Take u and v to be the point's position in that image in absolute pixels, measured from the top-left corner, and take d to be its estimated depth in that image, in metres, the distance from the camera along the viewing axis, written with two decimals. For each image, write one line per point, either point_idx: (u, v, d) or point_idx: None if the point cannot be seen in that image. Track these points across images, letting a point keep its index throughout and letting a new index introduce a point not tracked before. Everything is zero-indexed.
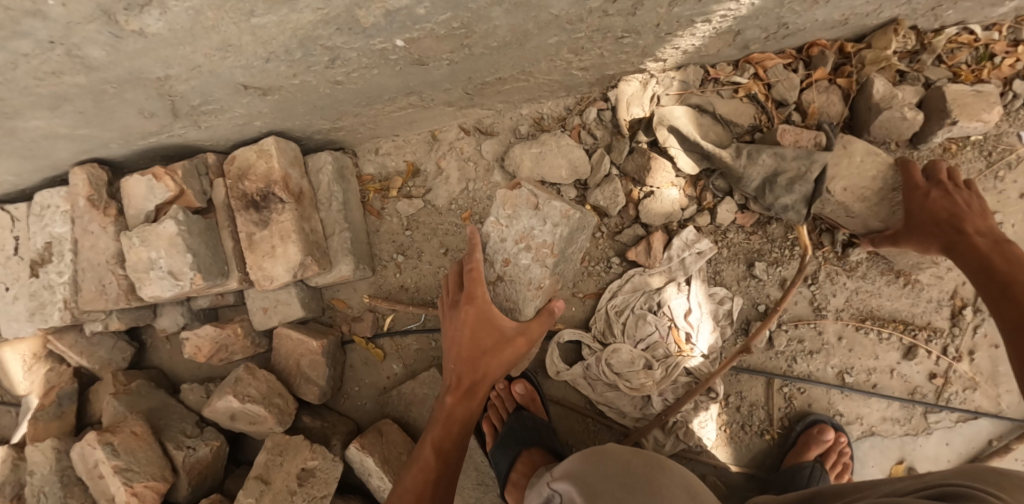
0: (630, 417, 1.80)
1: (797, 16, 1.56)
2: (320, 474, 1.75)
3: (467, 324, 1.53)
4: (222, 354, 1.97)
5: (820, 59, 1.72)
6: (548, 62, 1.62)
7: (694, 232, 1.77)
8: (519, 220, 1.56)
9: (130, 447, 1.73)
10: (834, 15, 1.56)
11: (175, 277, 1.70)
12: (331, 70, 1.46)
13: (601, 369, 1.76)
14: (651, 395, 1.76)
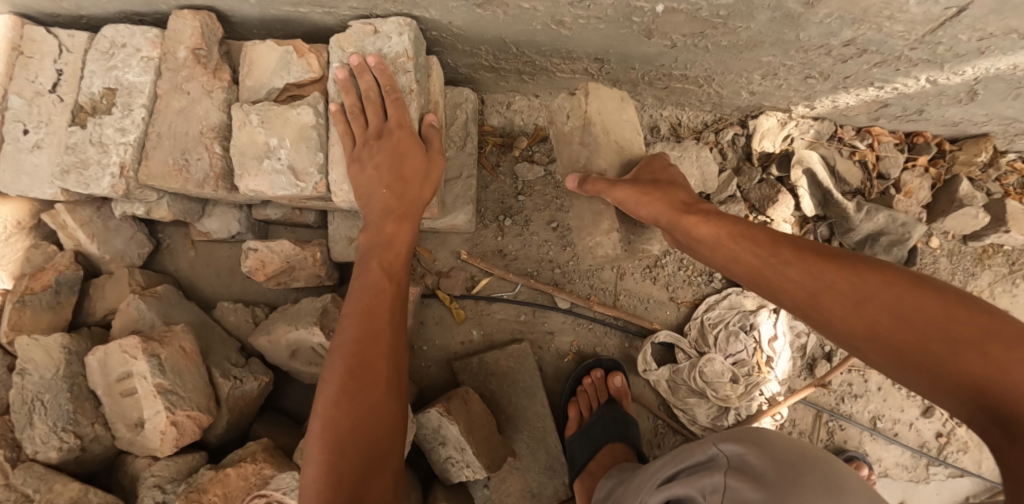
0: (698, 425, 1.83)
1: (936, 107, 1.75)
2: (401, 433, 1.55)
3: (365, 292, 1.31)
4: (285, 276, 1.68)
5: (923, 148, 1.93)
6: (735, 74, 1.67)
7: None
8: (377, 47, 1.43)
9: (178, 365, 1.40)
10: (960, 115, 1.78)
11: (296, 176, 1.44)
12: (569, 8, 1.38)
13: (692, 376, 1.79)
14: (730, 408, 1.82)
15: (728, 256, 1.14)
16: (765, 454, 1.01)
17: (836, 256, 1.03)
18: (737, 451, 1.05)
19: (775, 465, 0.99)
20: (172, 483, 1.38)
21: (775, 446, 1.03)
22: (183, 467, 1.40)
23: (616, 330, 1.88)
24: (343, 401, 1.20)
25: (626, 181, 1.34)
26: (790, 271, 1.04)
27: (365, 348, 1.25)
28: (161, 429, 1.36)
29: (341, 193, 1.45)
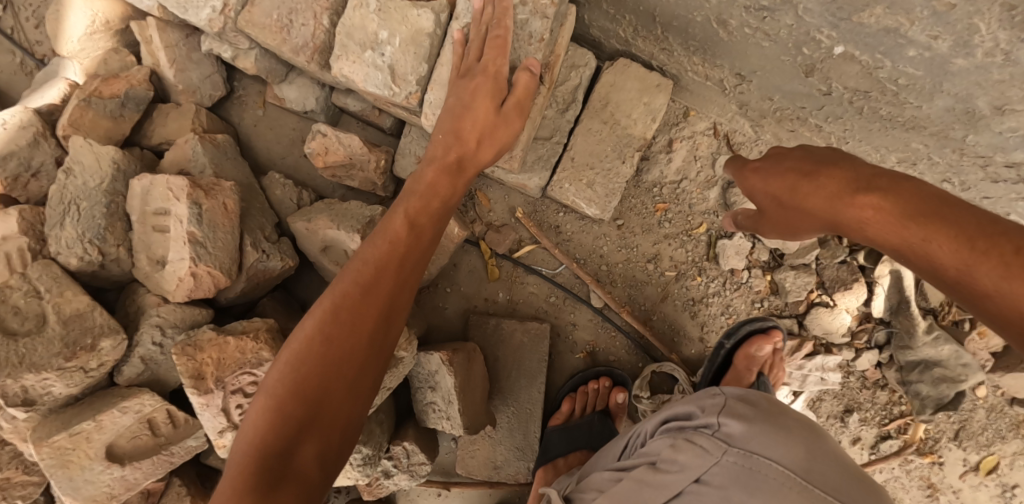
0: None
1: None
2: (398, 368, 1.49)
3: (387, 240, 1.11)
4: (342, 171, 1.64)
5: None
6: (870, 148, 1.51)
7: (833, 360, 1.77)
8: None
9: (214, 219, 1.37)
10: None
11: (393, 78, 1.34)
12: (741, 11, 1.24)
13: None
14: None
15: (823, 211, 0.91)
16: (777, 405, 1.00)
17: (956, 211, 0.80)
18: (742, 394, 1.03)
19: (779, 415, 0.97)
20: (173, 328, 1.39)
21: (794, 413, 1.00)
22: (188, 318, 1.41)
23: (636, 348, 1.81)
24: (309, 381, 0.98)
25: (744, 177, 1.09)
26: (901, 240, 0.83)
27: (360, 326, 1.04)
28: (180, 276, 1.35)
29: (430, 114, 1.36)
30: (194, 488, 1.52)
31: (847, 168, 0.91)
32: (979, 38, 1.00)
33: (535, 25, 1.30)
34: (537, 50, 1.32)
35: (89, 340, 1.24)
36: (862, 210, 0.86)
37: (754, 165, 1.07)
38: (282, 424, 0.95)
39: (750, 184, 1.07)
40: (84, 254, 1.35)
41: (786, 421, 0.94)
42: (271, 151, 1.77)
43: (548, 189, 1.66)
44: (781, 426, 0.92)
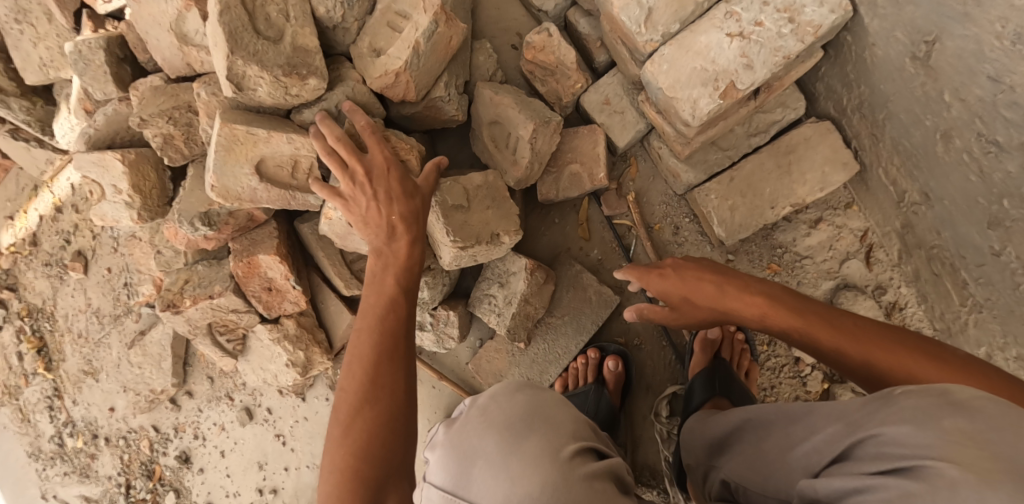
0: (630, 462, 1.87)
1: None
2: (485, 249, 1.63)
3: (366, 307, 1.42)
4: (542, 72, 1.78)
5: None
6: (996, 330, 1.51)
7: None
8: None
9: (436, 42, 1.54)
10: None
11: (645, 19, 1.45)
12: (972, 134, 1.28)
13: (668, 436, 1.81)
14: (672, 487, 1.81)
15: (754, 307, 1.26)
16: (529, 408, 1.08)
17: (855, 320, 1.16)
18: (505, 387, 1.14)
19: (498, 413, 1.07)
20: (352, 106, 1.58)
21: (545, 409, 1.09)
22: (368, 106, 1.61)
23: (673, 368, 1.87)
24: (364, 347, 1.35)
25: (653, 277, 1.39)
26: (826, 337, 1.16)
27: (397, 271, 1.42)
28: (387, 70, 1.54)
29: (654, 65, 1.48)
30: (282, 236, 1.73)
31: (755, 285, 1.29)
32: None
33: (788, 45, 1.39)
34: (776, 67, 1.41)
35: (304, 73, 1.46)
36: (784, 314, 1.23)
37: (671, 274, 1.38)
38: (371, 368, 1.32)
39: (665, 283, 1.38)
40: (330, 10, 1.55)
41: (467, 430, 1.06)
42: (489, 24, 1.94)
43: (693, 191, 1.75)
44: (458, 440, 1.06)
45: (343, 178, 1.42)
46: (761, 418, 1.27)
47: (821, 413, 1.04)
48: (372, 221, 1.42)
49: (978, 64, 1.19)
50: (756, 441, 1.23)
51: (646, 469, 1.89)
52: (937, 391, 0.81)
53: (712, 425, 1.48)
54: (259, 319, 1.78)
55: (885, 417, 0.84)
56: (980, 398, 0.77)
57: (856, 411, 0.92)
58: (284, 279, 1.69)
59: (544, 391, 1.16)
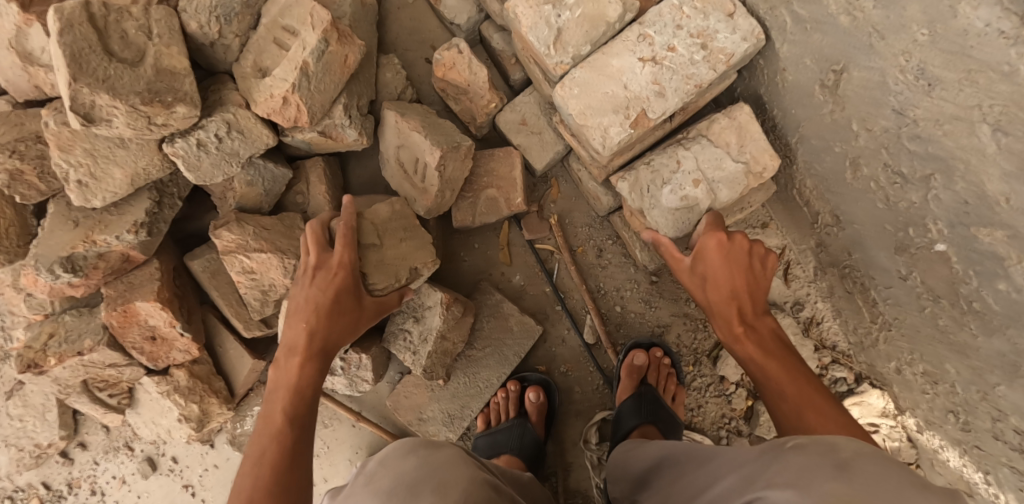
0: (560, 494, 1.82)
1: None
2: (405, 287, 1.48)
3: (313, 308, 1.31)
4: (453, 90, 1.67)
5: None
6: (905, 346, 1.54)
7: None
8: (723, 20, 1.32)
9: (328, 63, 1.40)
10: None
11: (555, 40, 1.36)
12: (881, 162, 1.27)
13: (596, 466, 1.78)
14: None
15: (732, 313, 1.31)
16: (418, 470, 0.88)
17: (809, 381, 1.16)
18: (399, 450, 0.95)
19: (385, 478, 0.87)
20: (237, 133, 1.43)
21: (438, 470, 0.89)
22: (254, 133, 1.45)
23: (600, 394, 1.83)
24: (293, 395, 1.24)
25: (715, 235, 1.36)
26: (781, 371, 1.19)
27: (313, 332, 1.30)
28: (273, 93, 1.39)
29: (565, 89, 1.39)
30: (167, 277, 1.55)
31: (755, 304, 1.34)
32: None
33: (700, 73, 1.34)
34: (688, 95, 1.35)
35: (169, 99, 1.28)
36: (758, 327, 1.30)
37: (319, 235, 1.38)
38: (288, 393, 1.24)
39: (707, 256, 1.36)
40: (205, 25, 1.37)
41: None
42: (400, 37, 1.82)
43: (613, 213, 1.70)
44: None
45: (707, 245, 1.36)
46: (676, 454, 1.15)
47: (720, 469, 0.91)
48: (326, 269, 1.34)
49: (884, 95, 1.17)
50: (665, 485, 1.12)
51: (577, 495, 1.82)
52: (823, 447, 0.74)
53: (631, 460, 1.33)
54: (146, 371, 1.60)
55: (772, 468, 0.76)
56: (860, 455, 0.70)
57: (754, 462, 0.82)
58: (169, 327, 1.51)
59: (440, 450, 0.97)
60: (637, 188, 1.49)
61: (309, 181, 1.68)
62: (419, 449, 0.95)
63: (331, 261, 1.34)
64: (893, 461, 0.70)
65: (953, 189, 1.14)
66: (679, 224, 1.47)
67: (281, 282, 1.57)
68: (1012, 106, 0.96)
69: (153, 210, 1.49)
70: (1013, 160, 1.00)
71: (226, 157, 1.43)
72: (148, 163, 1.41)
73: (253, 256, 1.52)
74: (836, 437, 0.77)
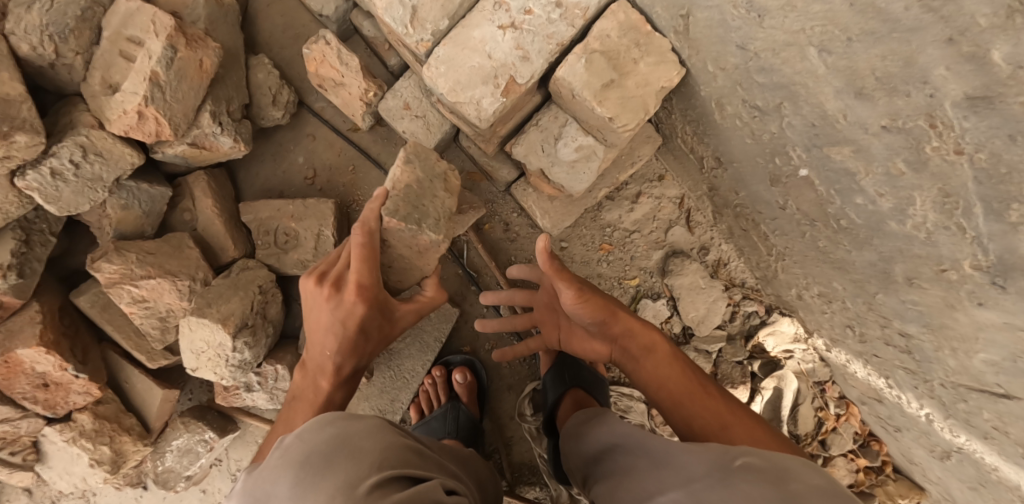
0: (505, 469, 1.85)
1: (903, 439, 1.72)
2: None
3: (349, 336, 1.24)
4: (329, 83, 1.63)
5: (870, 453, 1.85)
6: (799, 272, 1.61)
7: None
8: None
9: (181, 72, 1.34)
10: (915, 463, 1.74)
11: (411, 18, 1.35)
12: (741, 98, 1.31)
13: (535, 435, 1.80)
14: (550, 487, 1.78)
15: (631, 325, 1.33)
16: (331, 443, 0.84)
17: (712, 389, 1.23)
18: (315, 422, 0.89)
19: (300, 452, 0.82)
20: (95, 156, 1.36)
21: (353, 443, 0.85)
22: (115, 153, 1.38)
23: (530, 365, 1.86)
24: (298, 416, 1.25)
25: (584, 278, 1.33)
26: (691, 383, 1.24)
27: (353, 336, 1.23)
28: (126, 109, 1.32)
29: (432, 69, 1.38)
30: (51, 320, 1.46)
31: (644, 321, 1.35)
32: (918, 207, 1.10)
33: (559, 31, 1.34)
34: (553, 54, 1.35)
35: (5, 128, 1.21)
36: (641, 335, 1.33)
37: (368, 252, 1.21)
38: (327, 392, 1.25)
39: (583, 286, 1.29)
40: (38, 46, 1.30)
41: (262, 474, 0.81)
42: (272, 36, 1.76)
43: (512, 186, 1.71)
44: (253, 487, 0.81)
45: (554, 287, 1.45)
46: (627, 442, 1.19)
47: (672, 466, 0.97)
48: (364, 283, 1.20)
49: (726, 33, 1.21)
50: (618, 470, 1.15)
51: (524, 468, 1.85)
52: (776, 474, 0.81)
53: (587, 437, 1.36)
54: (47, 421, 1.51)
55: (727, 491, 0.81)
56: (811, 489, 0.77)
57: (699, 481, 0.88)
58: (59, 370, 1.44)
59: (358, 419, 0.92)
60: (533, 149, 1.51)
61: (193, 196, 1.61)
62: (340, 418, 0.91)
63: (352, 251, 1.21)
64: (842, 494, 0.77)
65: (801, 114, 1.19)
66: (579, 175, 1.49)
67: (178, 305, 1.51)
68: (828, 25, 1.01)
69: (21, 250, 1.40)
70: (842, 78, 1.05)
71: (88, 183, 1.36)
72: (3, 201, 1.33)
73: (141, 283, 1.46)
74: (787, 458, 0.84)
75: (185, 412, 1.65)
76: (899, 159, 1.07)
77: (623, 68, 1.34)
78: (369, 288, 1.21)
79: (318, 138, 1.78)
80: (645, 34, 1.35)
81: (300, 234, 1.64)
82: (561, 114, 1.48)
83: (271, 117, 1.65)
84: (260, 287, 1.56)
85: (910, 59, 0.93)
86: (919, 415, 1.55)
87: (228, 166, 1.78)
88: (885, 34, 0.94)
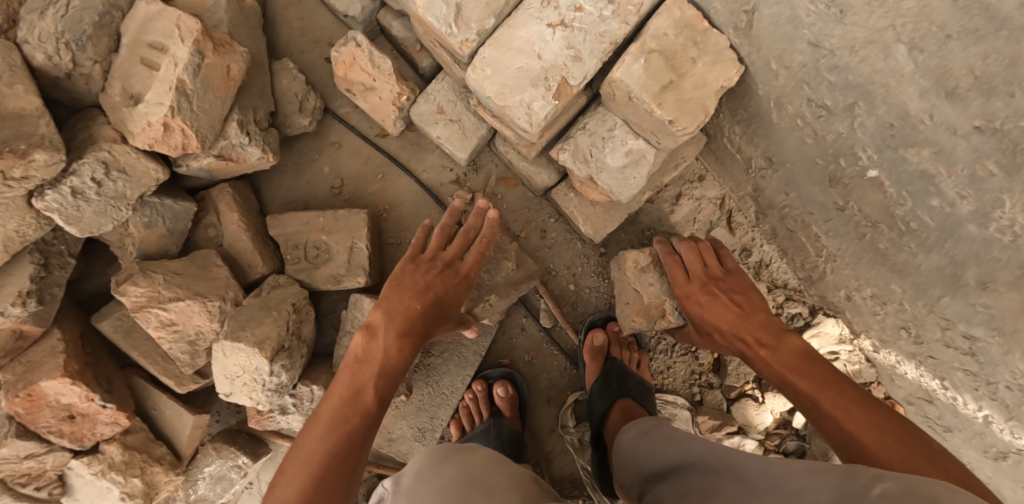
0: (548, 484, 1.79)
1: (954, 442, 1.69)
2: None
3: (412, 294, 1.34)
4: (359, 88, 1.55)
5: None
6: (851, 274, 1.57)
7: (749, 447, 1.75)
8: None
9: (209, 81, 1.25)
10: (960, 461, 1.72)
11: (455, 18, 1.27)
12: (807, 97, 1.25)
13: (579, 448, 1.75)
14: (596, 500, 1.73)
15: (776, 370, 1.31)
16: (463, 480, 0.77)
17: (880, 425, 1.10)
18: (431, 455, 0.83)
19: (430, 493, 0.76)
20: (118, 173, 1.26)
21: (485, 482, 0.77)
22: (138, 170, 1.28)
23: (571, 375, 1.80)
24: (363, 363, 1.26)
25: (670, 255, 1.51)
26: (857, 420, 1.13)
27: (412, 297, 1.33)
28: (151, 121, 1.23)
29: (477, 71, 1.30)
30: (74, 348, 1.37)
31: (760, 312, 1.40)
32: (1006, 211, 1.05)
33: (612, 29, 1.26)
34: (605, 54, 1.27)
35: (23, 147, 1.12)
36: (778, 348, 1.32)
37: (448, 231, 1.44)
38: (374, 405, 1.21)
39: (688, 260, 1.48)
40: (54, 55, 1.20)
41: None
42: (293, 39, 1.67)
43: (551, 191, 1.64)
44: None
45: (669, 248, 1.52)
46: (706, 459, 1.11)
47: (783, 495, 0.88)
48: (454, 271, 1.40)
49: (797, 29, 1.14)
50: (694, 489, 1.06)
51: (566, 480, 1.80)
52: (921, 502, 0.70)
53: (651, 449, 1.29)
54: (73, 454, 1.42)
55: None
56: None
57: None
58: (86, 402, 1.35)
59: (474, 451, 0.85)
60: (580, 155, 1.43)
61: (218, 211, 1.52)
62: (458, 451, 0.84)
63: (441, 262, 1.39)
64: None
65: (876, 114, 1.14)
66: (628, 181, 1.42)
67: (208, 327, 1.42)
68: (923, 22, 0.96)
69: (40, 275, 1.30)
70: (931, 77, 1.00)
71: (111, 202, 1.27)
72: (21, 223, 1.23)
73: (169, 306, 1.37)
74: (928, 483, 0.74)
75: (216, 437, 1.57)
76: (991, 159, 1.01)
77: (680, 68, 1.27)
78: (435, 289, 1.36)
79: (344, 146, 1.70)
80: (702, 31, 1.27)
81: (332, 248, 1.56)
82: (609, 117, 1.41)
83: (297, 125, 1.56)
84: (294, 305, 1.48)
85: (1019, 58, 0.88)
86: (974, 417, 1.51)
87: (251, 177, 1.69)
88: (990, 32, 0.89)
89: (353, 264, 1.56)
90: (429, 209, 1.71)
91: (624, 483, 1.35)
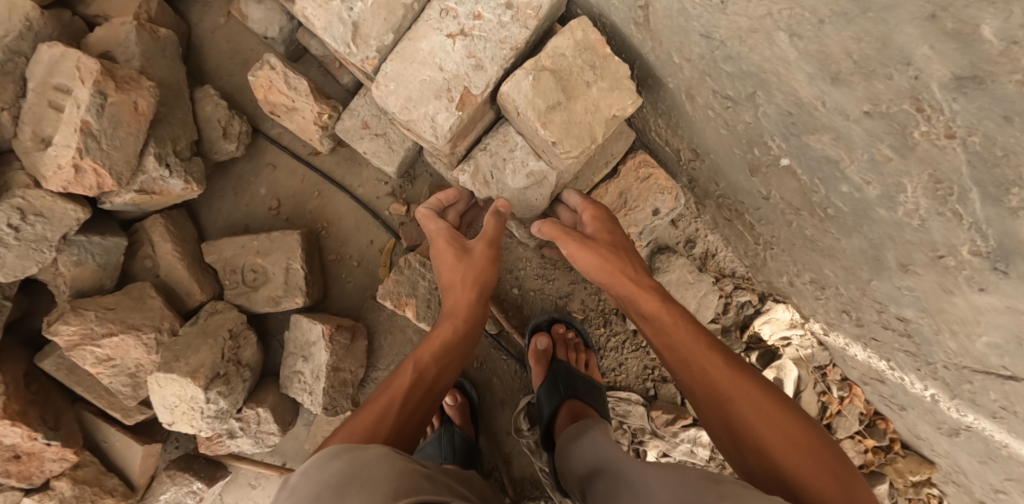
0: (507, 488, 1.80)
1: (910, 420, 1.66)
2: (342, 349, 1.55)
3: (461, 265, 1.36)
4: (282, 110, 1.56)
5: (875, 432, 1.80)
6: (788, 260, 1.55)
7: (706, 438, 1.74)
8: None
9: (116, 118, 1.26)
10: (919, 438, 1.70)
11: (353, 36, 1.27)
12: (713, 88, 1.23)
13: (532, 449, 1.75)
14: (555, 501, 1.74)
15: (626, 289, 1.25)
16: (339, 475, 0.81)
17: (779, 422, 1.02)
18: (321, 457, 0.87)
19: (308, 489, 0.80)
20: (35, 217, 1.28)
21: (364, 474, 0.81)
22: (56, 211, 1.30)
23: (524, 377, 1.81)
24: (438, 349, 1.28)
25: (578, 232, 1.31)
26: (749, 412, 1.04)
27: (475, 269, 1.36)
28: (60, 163, 1.24)
29: (381, 87, 1.30)
30: (15, 388, 1.40)
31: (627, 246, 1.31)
32: (907, 192, 1.03)
33: (512, 35, 1.25)
34: (506, 60, 1.26)
35: None
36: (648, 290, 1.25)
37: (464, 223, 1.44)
38: (426, 378, 1.23)
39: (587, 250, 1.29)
40: None
41: None
42: (218, 64, 1.68)
43: None
44: None
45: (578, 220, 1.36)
46: (620, 462, 1.09)
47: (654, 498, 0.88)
48: (468, 258, 1.37)
49: (688, 22, 1.13)
50: (606, 490, 1.06)
51: (526, 482, 1.80)
52: None
53: (584, 449, 1.26)
54: (25, 492, 1.46)
55: None
56: None
57: None
58: (29, 441, 1.38)
59: (365, 450, 0.89)
60: (480, 177, 1.42)
61: (152, 242, 1.54)
62: (349, 450, 0.89)
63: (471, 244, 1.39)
64: None
65: (775, 102, 1.12)
66: (530, 202, 1.42)
67: (148, 360, 1.45)
68: (796, 9, 0.93)
69: None
70: (815, 62, 0.98)
71: (32, 245, 1.29)
72: None
73: (104, 342, 1.39)
74: (763, 502, 0.75)
75: (171, 464, 1.60)
76: (884, 142, 0.99)
77: (572, 89, 1.26)
78: (461, 277, 1.36)
79: (278, 167, 1.71)
80: (601, 56, 1.26)
81: (268, 270, 1.57)
82: (510, 138, 1.40)
83: (224, 150, 1.57)
84: (230, 331, 1.49)
85: (888, 40, 0.86)
86: (923, 396, 1.48)
87: (188, 205, 1.70)
88: (857, 15, 0.87)
89: (290, 286, 1.57)
90: (367, 223, 1.71)
91: (566, 482, 1.33)
